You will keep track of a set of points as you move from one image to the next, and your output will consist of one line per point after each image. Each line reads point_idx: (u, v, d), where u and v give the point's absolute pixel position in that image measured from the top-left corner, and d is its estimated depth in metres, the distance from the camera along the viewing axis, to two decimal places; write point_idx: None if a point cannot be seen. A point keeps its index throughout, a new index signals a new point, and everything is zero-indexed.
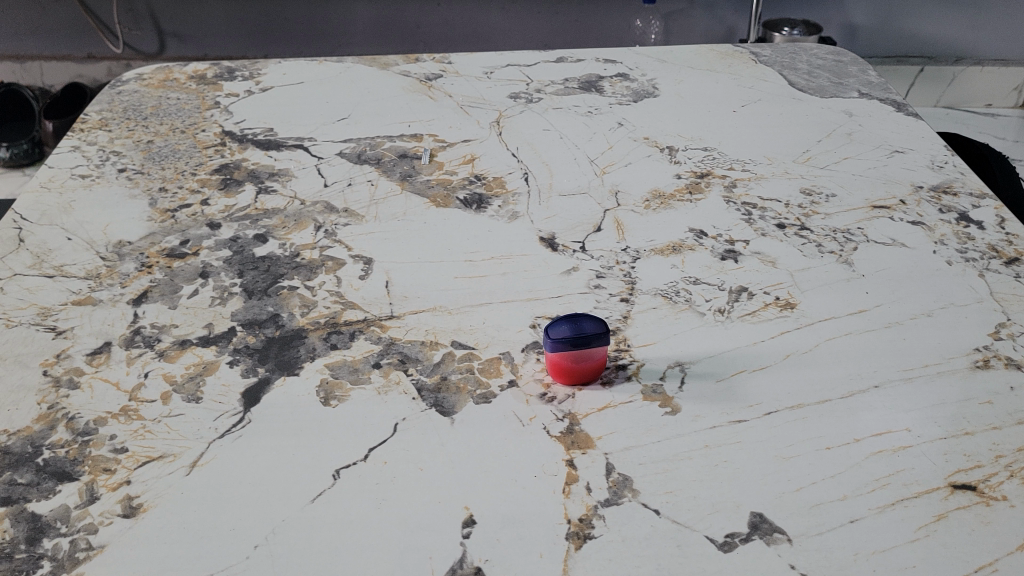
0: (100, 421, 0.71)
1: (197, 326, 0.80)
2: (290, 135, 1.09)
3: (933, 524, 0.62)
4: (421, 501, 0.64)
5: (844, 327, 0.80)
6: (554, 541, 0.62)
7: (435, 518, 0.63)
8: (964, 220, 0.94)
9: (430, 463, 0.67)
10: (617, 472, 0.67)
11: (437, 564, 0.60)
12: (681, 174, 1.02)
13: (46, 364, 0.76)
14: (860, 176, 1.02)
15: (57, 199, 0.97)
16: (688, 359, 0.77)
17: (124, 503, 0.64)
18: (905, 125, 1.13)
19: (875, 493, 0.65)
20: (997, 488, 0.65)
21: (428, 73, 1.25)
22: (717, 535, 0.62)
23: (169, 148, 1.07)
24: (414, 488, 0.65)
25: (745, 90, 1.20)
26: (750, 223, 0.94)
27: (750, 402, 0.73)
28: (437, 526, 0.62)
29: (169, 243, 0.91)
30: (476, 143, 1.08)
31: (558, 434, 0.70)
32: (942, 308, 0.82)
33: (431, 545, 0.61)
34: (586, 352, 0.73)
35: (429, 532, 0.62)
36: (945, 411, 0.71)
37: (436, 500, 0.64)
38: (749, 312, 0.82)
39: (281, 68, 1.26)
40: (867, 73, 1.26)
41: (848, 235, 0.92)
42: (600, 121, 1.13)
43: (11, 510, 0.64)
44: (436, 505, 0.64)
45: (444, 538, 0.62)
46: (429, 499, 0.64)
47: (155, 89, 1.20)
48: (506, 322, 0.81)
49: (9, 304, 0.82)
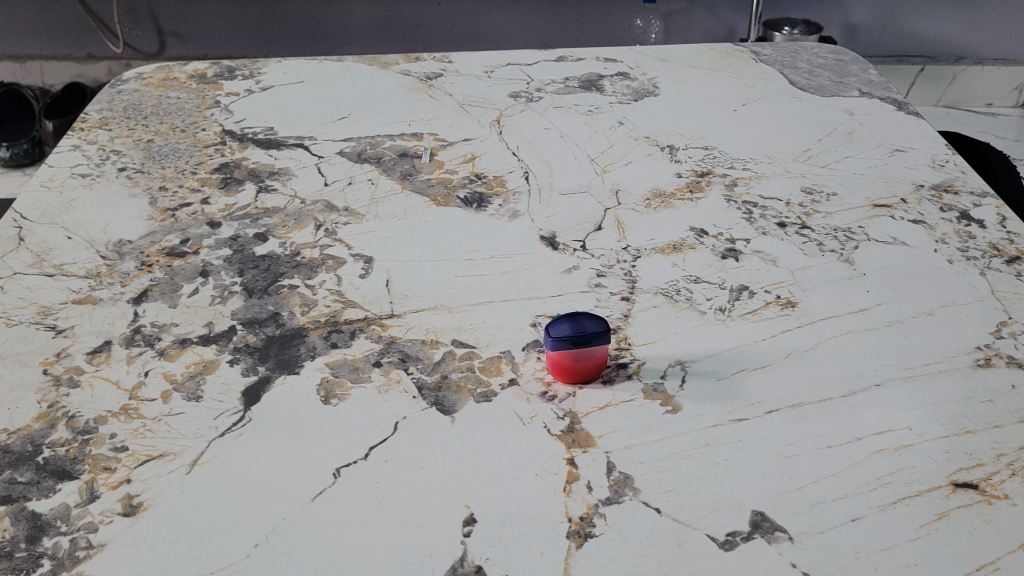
0: (99, 420, 0.70)
1: (197, 325, 0.80)
2: (290, 134, 1.09)
3: (935, 523, 0.62)
4: (422, 500, 0.64)
5: (844, 326, 0.80)
6: (555, 540, 0.62)
7: (436, 517, 0.63)
8: (965, 220, 0.94)
9: (431, 462, 0.67)
10: (618, 471, 0.66)
11: (437, 564, 0.60)
12: (681, 174, 1.02)
13: (45, 363, 0.75)
14: (861, 175, 1.02)
15: (57, 198, 0.97)
16: (688, 358, 0.77)
17: (124, 502, 0.64)
18: (906, 124, 1.12)
19: (876, 492, 0.64)
20: (998, 487, 0.65)
21: (428, 72, 1.25)
22: (718, 534, 0.62)
23: (169, 148, 1.06)
24: (414, 488, 0.65)
25: (745, 89, 1.20)
26: (750, 222, 0.94)
27: (750, 401, 0.72)
28: (438, 525, 0.62)
29: (169, 242, 0.90)
30: (476, 142, 1.08)
31: (558, 433, 0.70)
32: (943, 307, 0.82)
33: (432, 544, 0.61)
34: (586, 352, 0.73)
35: (429, 531, 0.62)
36: (947, 410, 0.71)
37: (436, 500, 0.64)
38: (750, 311, 0.82)
39: (281, 68, 1.26)
40: (868, 72, 1.25)
41: (849, 234, 0.92)
42: (601, 120, 1.13)
43: (11, 510, 0.63)
44: (436, 505, 0.64)
45: (444, 538, 0.62)
46: (429, 499, 0.64)
47: (154, 89, 1.20)
48: (506, 321, 0.81)
49: (9, 303, 0.82)
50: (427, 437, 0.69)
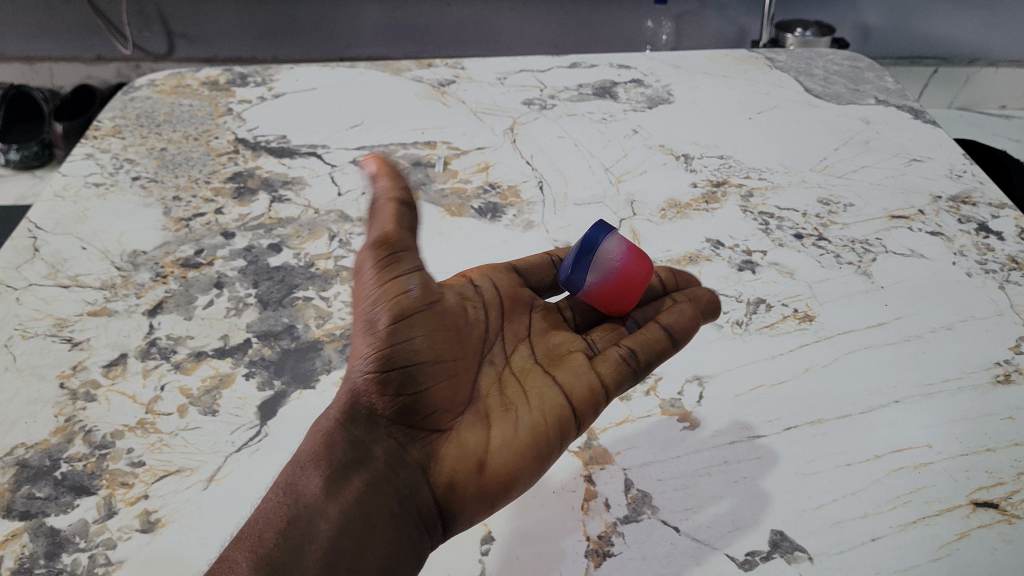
0: (117, 434, 0.70)
1: (213, 337, 0.80)
2: (303, 143, 1.09)
3: (956, 543, 0.62)
4: (396, 539, 0.57)
5: (863, 340, 0.79)
6: (574, 559, 0.62)
7: (401, 506, 0.58)
8: (983, 231, 0.93)
9: (518, 417, 0.63)
10: (636, 489, 0.66)
11: (350, 501, 0.57)
12: (696, 183, 1.02)
13: (62, 376, 0.75)
14: (878, 185, 1.01)
15: (71, 208, 0.97)
16: (706, 372, 0.76)
17: (142, 518, 0.64)
18: (923, 133, 1.12)
19: (897, 510, 0.64)
20: (1019, 506, 0.64)
21: (441, 79, 1.25)
22: (738, 553, 0.62)
23: (183, 156, 1.06)
24: (405, 561, 0.56)
25: (761, 97, 1.20)
26: (767, 232, 0.93)
27: (769, 417, 0.72)
28: (429, 484, 0.60)
29: (185, 253, 0.91)
30: (490, 151, 1.08)
31: (576, 449, 0.69)
32: (962, 321, 0.81)
33: (383, 526, 0.56)
34: (644, 254, 0.72)
35: (314, 552, 0.54)
36: (967, 427, 0.71)
37: (509, 425, 0.63)
38: (768, 325, 0.81)
39: (294, 74, 1.26)
40: (884, 80, 1.25)
41: (867, 246, 0.91)
42: (616, 129, 1.13)
43: (30, 525, 0.64)
44: (413, 493, 0.59)
45: (381, 489, 0.58)
46: (435, 513, 0.60)
47: (167, 96, 1.20)
48: (543, 318, 0.73)
49: (25, 315, 0.82)
50: (485, 293, 0.70)
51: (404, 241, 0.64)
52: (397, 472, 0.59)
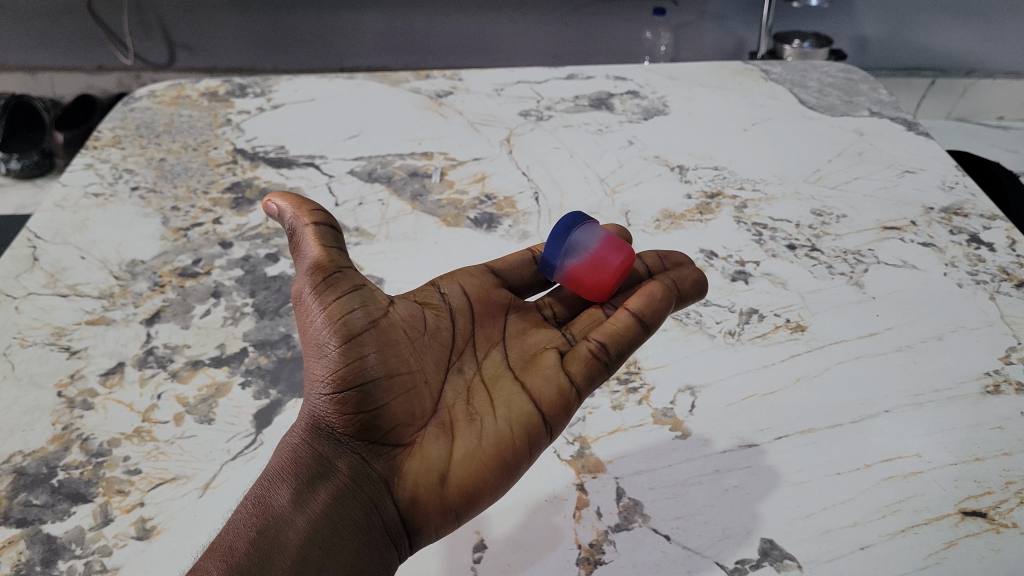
0: (113, 442, 0.71)
1: (210, 346, 0.81)
2: (301, 153, 1.10)
3: (945, 552, 0.62)
4: (363, 549, 0.57)
5: (855, 350, 0.80)
6: (566, 567, 0.62)
7: (366, 517, 0.59)
8: (975, 242, 0.94)
9: (484, 427, 0.63)
10: (628, 497, 0.67)
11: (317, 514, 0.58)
12: (691, 195, 1.02)
13: (60, 385, 0.76)
14: (871, 197, 1.02)
15: (70, 217, 0.98)
16: (698, 382, 0.77)
17: (137, 526, 0.64)
18: (916, 145, 1.13)
19: (886, 519, 0.64)
20: (1008, 515, 0.65)
21: (438, 90, 1.26)
22: (728, 561, 0.62)
23: (182, 167, 1.07)
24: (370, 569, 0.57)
25: (756, 109, 1.21)
26: (761, 243, 0.94)
27: (761, 426, 0.72)
28: (394, 497, 0.60)
29: (183, 262, 0.91)
30: (486, 162, 1.09)
31: (569, 458, 0.70)
32: (953, 332, 0.82)
33: (349, 536, 0.58)
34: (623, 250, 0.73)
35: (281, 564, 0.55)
36: (957, 437, 0.71)
37: (473, 435, 0.62)
38: (760, 334, 0.82)
39: (293, 85, 1.27)
40: (878, 92, 1.26)
41: (859, 256, 0.92)
42: (611, 140, 1.14)
43: (27, 532, 0.64)
44: (378, 505, 0.60)
45: (345, 502, 0.59)
46: (401, 525, 0.60)
47: (167, 106, 1.21)
48: (518, 320, 0.74)
49: (24, 324, 0.83)
50: (451, 301, 0.72)
51: (334, 262, 0.67)
52: (362, 485, 0.60)
